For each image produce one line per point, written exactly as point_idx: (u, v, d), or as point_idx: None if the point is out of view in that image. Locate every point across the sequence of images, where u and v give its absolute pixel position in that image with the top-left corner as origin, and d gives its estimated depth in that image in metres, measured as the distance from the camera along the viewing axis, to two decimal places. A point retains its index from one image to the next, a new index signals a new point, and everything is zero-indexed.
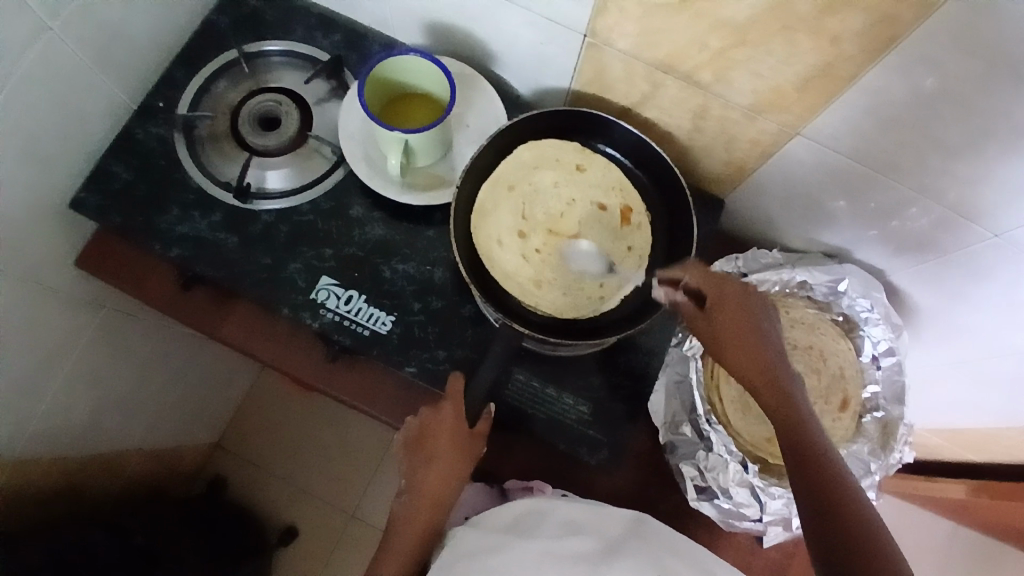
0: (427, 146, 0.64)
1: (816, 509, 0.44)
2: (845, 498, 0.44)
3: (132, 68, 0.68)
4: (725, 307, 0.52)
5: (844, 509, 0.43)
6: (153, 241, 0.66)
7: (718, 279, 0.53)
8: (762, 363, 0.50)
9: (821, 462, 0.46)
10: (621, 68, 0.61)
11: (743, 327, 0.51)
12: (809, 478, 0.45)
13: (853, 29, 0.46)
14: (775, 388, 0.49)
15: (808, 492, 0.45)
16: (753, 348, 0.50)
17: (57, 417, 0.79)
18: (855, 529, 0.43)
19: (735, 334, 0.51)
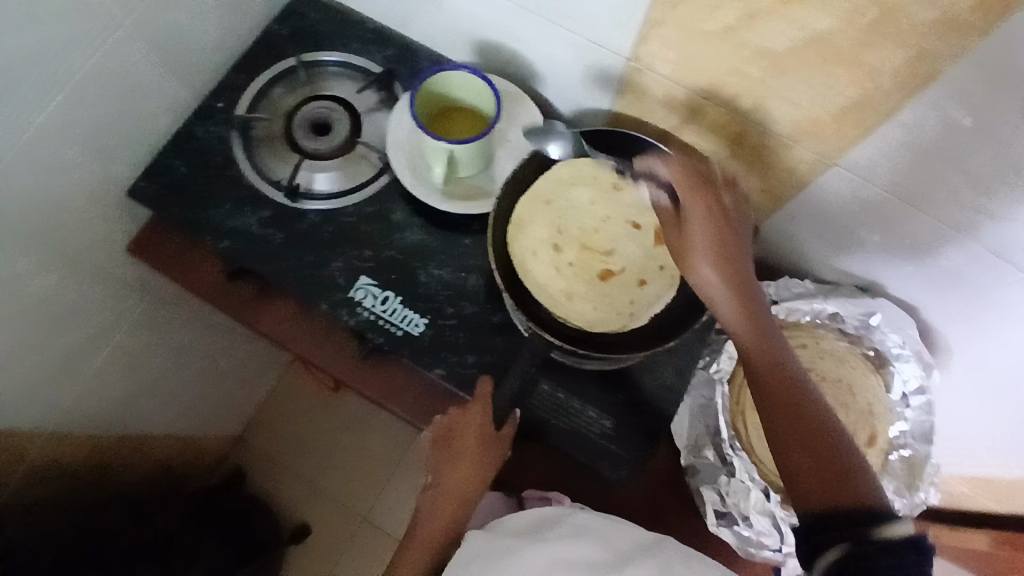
0: (470, 158, 0.66)
1: (780, 410, 0.47)
2: (807, 399, 0.47)
3: (197, 70, 0.72)
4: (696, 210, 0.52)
5: (806, 410, 0.46)
6: (203, 233, 0.70)
7: (692, 182, 0.52)
8: (728, 265, 0.50)
9: (782, 361, 0.48)
10: (661, 92, 0.63)
11: (714, 228, 0.51)
12: (770, 378, 0.47)
13: (890, 64, 0.48)
14: (743, 290, 0.49)
15: (771, 393, 0.47)
16: (724, 249, 0.50)
17: (93, 395, 0.83)
18: (817, 429, 0.46)
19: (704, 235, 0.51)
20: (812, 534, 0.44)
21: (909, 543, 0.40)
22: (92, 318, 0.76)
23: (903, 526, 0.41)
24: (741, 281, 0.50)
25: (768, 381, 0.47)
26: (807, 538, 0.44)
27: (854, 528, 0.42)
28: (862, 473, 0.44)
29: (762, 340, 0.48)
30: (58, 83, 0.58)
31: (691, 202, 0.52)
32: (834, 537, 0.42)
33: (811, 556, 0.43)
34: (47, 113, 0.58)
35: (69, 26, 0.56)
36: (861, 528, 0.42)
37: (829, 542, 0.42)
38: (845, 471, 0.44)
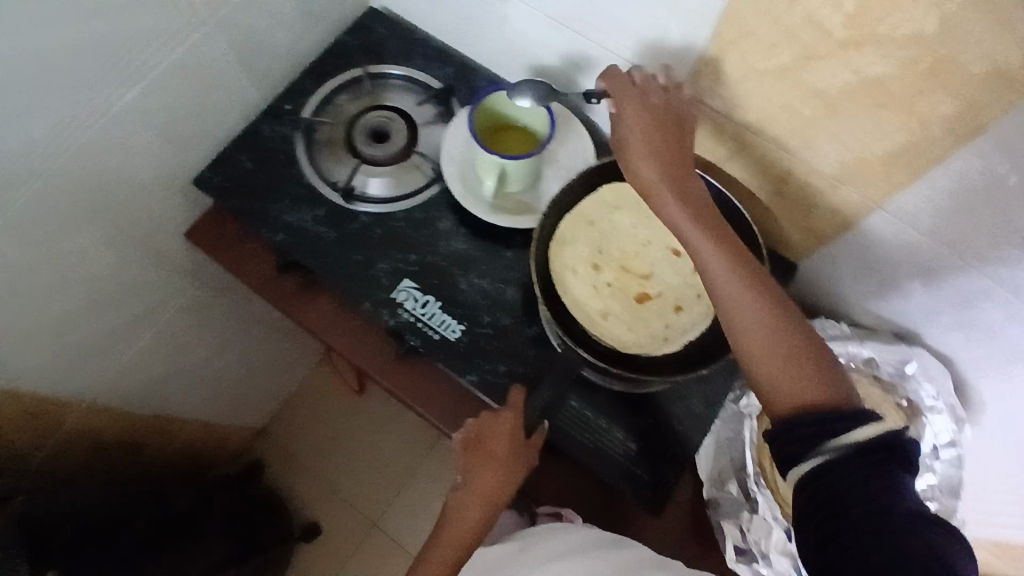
0: (520, 174, 0.69)
1: (739, 312, 0.50)
2: (762, 297, 0.50)
3: (270, 72, 0.77)
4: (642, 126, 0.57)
5: (762, 308, 0.49)
6: (260, 225, 0.73)
7: (626, 104, 0.58)
8: (665, 175, 0.55)
9: (727, 259, 0.51)
10: (711, 125, 0.65)
11: (657, 140, 0.56)
12: (723, 278, 0.51)
13: (941, 113, 0.49)
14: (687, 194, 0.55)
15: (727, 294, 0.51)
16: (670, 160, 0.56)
17: (134, 372, 0.86)
18: (779, 330, 0.49)
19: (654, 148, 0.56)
20: (786, 443, 0.45)
21: (879, 438, 0.42)
22: (145, 297, 0.80)
23: (874, 424, 0.43)
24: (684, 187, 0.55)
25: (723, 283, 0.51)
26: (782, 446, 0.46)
27: (823, 421, 0.44)
28: (826, 368, 0.48)
29: (711, 239, 0.52)
30: (143, 72, 0.62)
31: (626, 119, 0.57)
32: (806, 437, 0.44)
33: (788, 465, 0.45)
34: (126, 99, 0.62)
35: (162, 21, 0.60)
36: (834, 424, 0.44)
37: (803, 448, 0.44)
38: (807, 363, 0.47)
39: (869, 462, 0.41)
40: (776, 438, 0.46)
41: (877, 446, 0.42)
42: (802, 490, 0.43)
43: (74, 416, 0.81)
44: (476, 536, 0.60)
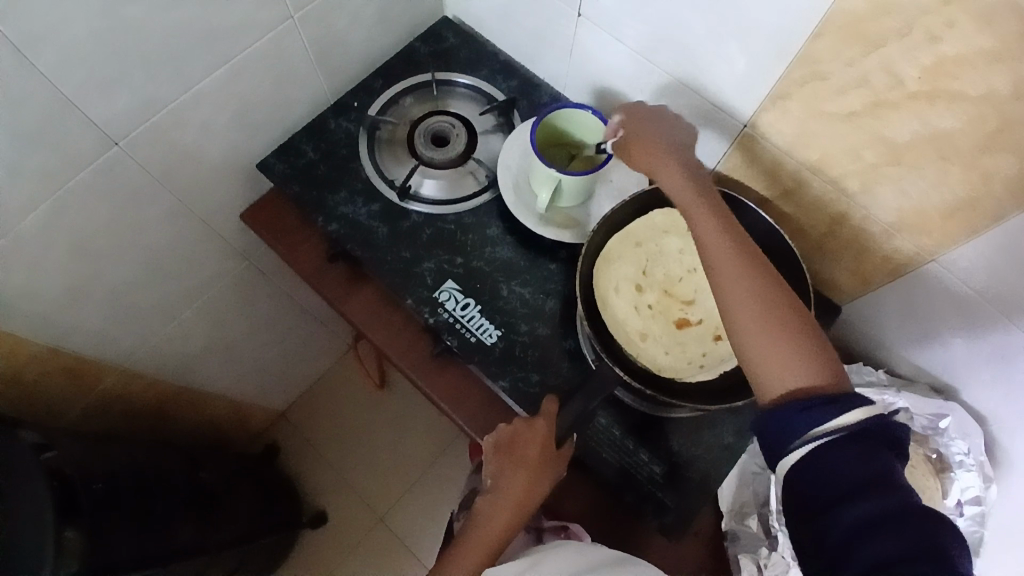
0: (574, 190, 0.70)
1: (732, 296, 0.52)
2: (758, 281, 0.52)
3: (342, 69, 0.80)
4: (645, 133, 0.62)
5: (757, 293, 0.51)
6: (317, 213, 0.76)
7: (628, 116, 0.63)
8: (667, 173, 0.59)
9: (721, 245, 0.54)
10: (770, 160, 0.66)
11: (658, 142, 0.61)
12: (720, 264, 0.53)
13: (1005, 173, 0.50)
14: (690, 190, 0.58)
15: (722, 281, 0.53)
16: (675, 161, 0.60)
17: (172, 341, 0.88)
18: (774, 312, 0.51)
19: (659, 152, 0.60)
20: (771, 431, 0.48)
21: (862, 422, 0.45)
22: (194, 270, 0.83)
23: (856, 409, 0.45)
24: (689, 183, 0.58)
25: (719, 269, 0.53)
26: (767, 433, 0.49)
27: (809, 402, 0.47)
28: (817, 349, 0.50)
29: (707, 230, 0.55)
30: (226, 56, 0.65)
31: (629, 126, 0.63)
32: (794, 426, 0.47)
33: (777, 455, 0.48)
34: (213, 78, 0.66)
35: (251, 10, 0.63)
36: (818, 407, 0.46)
37: (787, 437, 0.47)
38: (799, 342, 0.50)
39: (852, 448, 0.44)
40: (763, 425, 0.49)
41: (860, 433, 0.45)
42: (792, 480, 0.47)
43: (112, 378, 0.83)
44: (504, 540, 0.59)
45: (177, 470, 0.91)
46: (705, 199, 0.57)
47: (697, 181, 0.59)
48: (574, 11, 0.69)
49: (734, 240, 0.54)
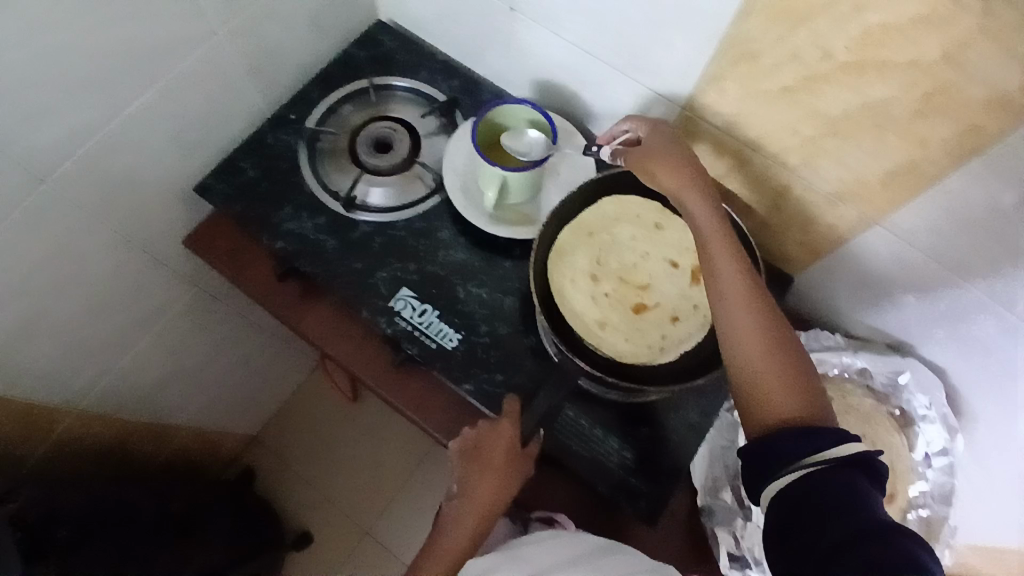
0: (521, 185, 0.70)
1: (737, 328, 0.53)
2: (764, 319, 0.53)
3: (277, 82, 0.78)
4: (659, 148, 0.61)
5: (761, 330, 0.52)
6: (263, 232, 0.74)
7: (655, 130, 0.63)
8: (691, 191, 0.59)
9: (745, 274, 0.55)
10: (713, 141, 0.66)
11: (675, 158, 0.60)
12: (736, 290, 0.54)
13: (940, 135, 0.51)
14: (706, 219, 0.58)
15: (729, 313, 0.53)
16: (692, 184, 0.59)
17: (128, 375, 0.85)
18: (774, 349, 0.51)
19: (674, 173, 0.60)
20: (761, 456, 0.47)
21: (853, 455, 0.43)
22: (140, 301, 0.80)
23: (848, 442, 0.44)
24: (703, 210, 0.58)
25: (728, 302, 0.54)
26: (751, 457, 0.47)
27: (794, 434, 0.46)
28: (810, 388, 0.49)
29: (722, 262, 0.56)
30: (153, 78, 0.63)
31: (651, 139, 0.62)
32: (786, 450, 0.45)
33: (766, 478, 0.46)
34: (141, 101, 0.63)
35: (175, 29, 0.61)
36: (815, 434, 0.45)
37: (778, 461, 0.46)
38: (796, 380, 0.49)
39: (846, 473, 0.43)
40: (750, 450, 0.48)
41: (857, 461, 0.43)
42: (775, 509, 0.44)
43: (68, 421, 0.80)
44: (473, 545, 0.59)
45: (148, 501, 0.89)
46: (719, 230, 0.58)
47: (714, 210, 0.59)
48: (507, 6, 0.68)
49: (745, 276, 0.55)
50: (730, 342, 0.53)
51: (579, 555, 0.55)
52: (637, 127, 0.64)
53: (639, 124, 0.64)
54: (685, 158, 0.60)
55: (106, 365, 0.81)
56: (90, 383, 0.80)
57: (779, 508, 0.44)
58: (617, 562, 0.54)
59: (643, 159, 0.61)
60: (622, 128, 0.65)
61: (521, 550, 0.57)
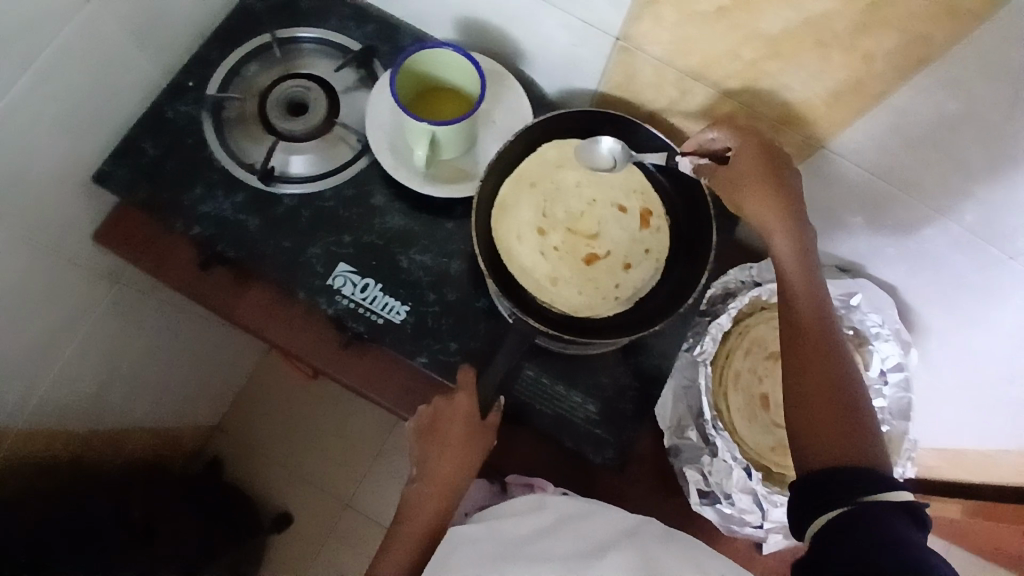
0: (453, 139, 0.65)
1: (803, 364, 0.50)
2: (838, 362, 0.49)
3: (166, 45, 0.69)
4: (750, 171, 0.57)
5: (832, 371, 0.49)
6: (176, 218, 0.68)
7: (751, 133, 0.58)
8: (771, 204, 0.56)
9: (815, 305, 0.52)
10: (651, 74, 0.62)
11: (760, 165, 0.56)
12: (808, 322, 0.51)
13: (885, 49, 0.48)
14: (789, 249, 0.55)
15: (798, 348, 0.51)
16: (777, 214, 0.56)
17: (64, 387, 0.78)
18: (839, 392, 0.48)
19: (760, 201, 0.56)
20: (814, 490, 0.45)
21: (906, 502, 0.42)
22: (58, 310, 0.71)
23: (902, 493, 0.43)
24: (789, 244, 0.55)
25: (801, 339, 0.51)
26: (801, 491, 0.46)
27: (846, 479, 0.44)
28: (864, 432, 0.46)
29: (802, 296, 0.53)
30: (21, 63, 0.54)
31: (745, 143, 0.58)
32: (849, 490, 0.43)
33: (814, 509, 0.44)
34: (12, 93, 0.55)
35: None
36: (874, 480, 0.43)
37: (831, 493, 0.44)
38: (859, 428, 0.47)
39: (900, 518, 0.41)
40: (806, 483, 0.46)
41: (910, 508, 0.42)
42: (822, 540, 0.42)
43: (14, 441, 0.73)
44: (436, 528, 0.58)
45: (102, 511, 0.85)
46: (805, 265, 0.54)
47: (798, 240, 0.55)
48: None
49: (824, 316, 0.52)
50: (791, 377, 0.50)
51: (557, 521, 0.55)
52: (729, 139, 0.59)
53: (732, 134, 0.58)
54: (775, 183, 0.56)
55: (38, 385, 0.73)
56: (30, 406, 0.73)
57: (823, 539, 0.42)
58: (596, 526, 0.55)
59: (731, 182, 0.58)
60: (709, 137, 0.60)
61: (497, 520, 0.57)
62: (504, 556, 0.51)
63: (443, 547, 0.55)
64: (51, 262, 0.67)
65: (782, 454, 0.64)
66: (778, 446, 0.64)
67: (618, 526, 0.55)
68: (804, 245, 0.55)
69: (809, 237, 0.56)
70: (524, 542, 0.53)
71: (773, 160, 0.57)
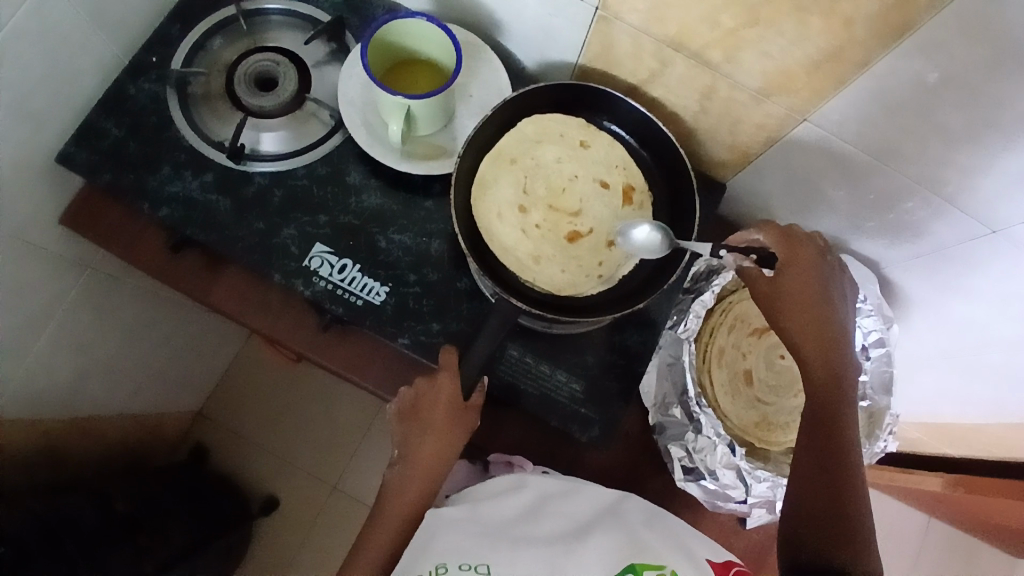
0: (429, 113, 0.62)
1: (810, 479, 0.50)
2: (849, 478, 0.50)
3: (125, 20, 0.65)
4: (794, 285, 0.55)
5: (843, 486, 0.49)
6: (142, 200, 0.65)
7: (793, 242, 0.57)
8: (807, 307, 0.55)
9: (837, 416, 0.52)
10: (629, 43, 0.60)
11: (801, 275, 0.55)
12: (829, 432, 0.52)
13: (866, 17, 0.46)
14: (822, 365, 0.54)
15: (811, 463, 0.51)
16: (816, 331, 0.54)
17: (38, 377, 0.75)
18: (841, 511, 0.48)
19: (801, 322, 0.55)
20: None
21: None
22: (31, 299, 0.68)
23: None
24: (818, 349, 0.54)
25: (816, 454, 0.51)
26: None
27: None
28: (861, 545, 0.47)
29: (828, 408, 0.53)
30: None
31: (787, 252, 0.56)
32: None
33: None
34: None
35: None
36: None
37: None
38: (857, 547, 0.47)
39: None
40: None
41: None
42: None
43: None
44: (418, 511, 0.57)
45: (86, 506, 0.82)
46: (835, 378, 0.53)
47: (836, 360, 0.54)
48: None
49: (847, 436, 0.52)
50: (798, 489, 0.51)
51: (538, 505, 0.55)
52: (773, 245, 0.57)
53: (777, 242, 0.57)
54: (817, 301, 0.55)
55: (12, 374, 0.71)
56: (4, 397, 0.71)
57: None
58: (577, 509, 0.55)
59: (772, 295, 0.56)
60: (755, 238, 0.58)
61: (478, 502, 0.56)
62: (487, 541, 0.50)
63: (422, 529, 0.54)
64: (15, 249, 0.64)
65: (765, 428, 0.65)
66: (762, 421, 0.65)
67: (605, 507, 0.56)
68: (840, 361, 0.54)
69: (845, 354, 0.54)
70: (506, 527, 0.52)
71: (822, 279, 0.55)
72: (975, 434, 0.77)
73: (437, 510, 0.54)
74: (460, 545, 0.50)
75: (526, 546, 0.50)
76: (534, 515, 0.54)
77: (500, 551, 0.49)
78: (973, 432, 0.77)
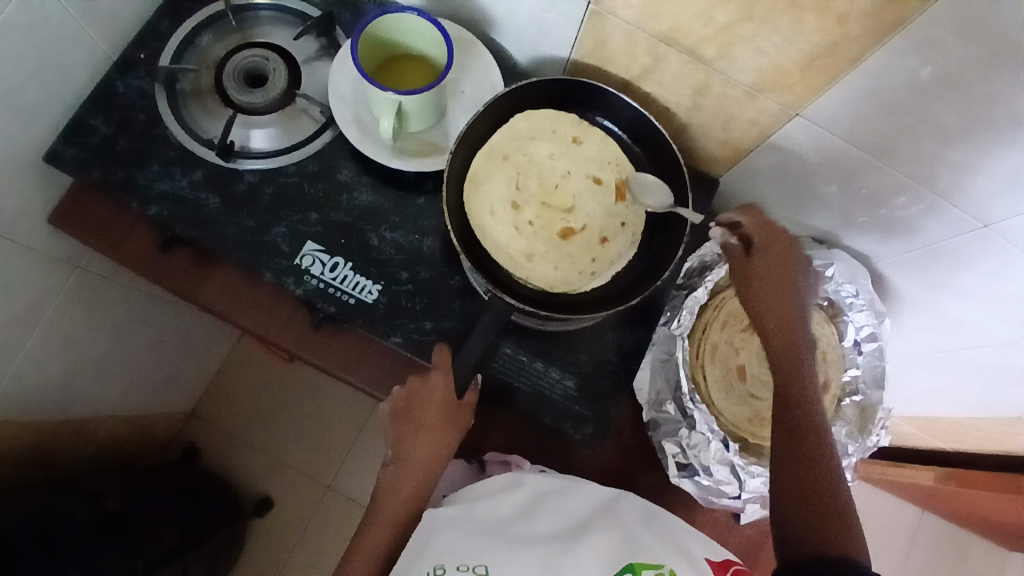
0: (421, 109, 0.62)
1: (784, 452, 0.51)
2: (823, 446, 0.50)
3: (112, 16, 0.64)
4: (764, 264, 0.57)
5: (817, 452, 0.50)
6: (130, 198, 0.64)
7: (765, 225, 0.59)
8: (776, 283, 0.57)
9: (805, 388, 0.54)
10: (622, 39, 0.59)
11: (770, 255, 0.58)
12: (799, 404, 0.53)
13: (859, 12, 0.46)
14: (787, 340, 0.56)
15: (785, 437, 0.52)
16: (784, 310, 0.56)
17: (27, 378, 0.74)
18: (816, 481, 0.49)
19: (771, 297, 0.56)
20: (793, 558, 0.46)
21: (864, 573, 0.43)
22: (18, 299, 0.67)
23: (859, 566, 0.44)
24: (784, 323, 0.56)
25: (789, 429, 0.52)
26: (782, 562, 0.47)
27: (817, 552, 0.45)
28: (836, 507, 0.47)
29: (795, 381, 0.54)
30: None
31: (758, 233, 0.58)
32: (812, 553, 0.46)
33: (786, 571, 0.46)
34: None
35: None
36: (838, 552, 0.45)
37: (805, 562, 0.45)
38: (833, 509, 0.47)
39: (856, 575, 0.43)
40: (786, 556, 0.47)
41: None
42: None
43: None
44: (412, 510, 0.56)
45: (77, 504, 0.82)
46: (801, 352, 0.55)
47: (801, 336, 0.56)
48: None
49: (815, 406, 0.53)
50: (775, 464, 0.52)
51: (535, 502, 0.55)
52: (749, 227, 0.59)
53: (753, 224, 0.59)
54: (785, 279, 0.57)
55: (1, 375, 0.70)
56: None
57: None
58: (574, 507, 0.55)
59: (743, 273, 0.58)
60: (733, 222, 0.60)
61: (474, 500, 0.55)
62: (483, 541, 0.50)
63: (417, 534, 0.53)
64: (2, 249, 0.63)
65: (757, 424, 0.64)
66: (754, 417, 0.65)
67: (601, 505, 0.56)
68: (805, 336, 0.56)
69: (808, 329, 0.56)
70: (502, 525, 0.52)
71: (790, 259, 0.58)
72: (966, 429, 0.78)
73: (434, 511, 0.53)
74: (457, 546, 0.50)
75: (521, 545, 0.50)
76: (530, 513, 0.54)
77: (497, 551, 0.49)
78: (964, 426, 0.78)
